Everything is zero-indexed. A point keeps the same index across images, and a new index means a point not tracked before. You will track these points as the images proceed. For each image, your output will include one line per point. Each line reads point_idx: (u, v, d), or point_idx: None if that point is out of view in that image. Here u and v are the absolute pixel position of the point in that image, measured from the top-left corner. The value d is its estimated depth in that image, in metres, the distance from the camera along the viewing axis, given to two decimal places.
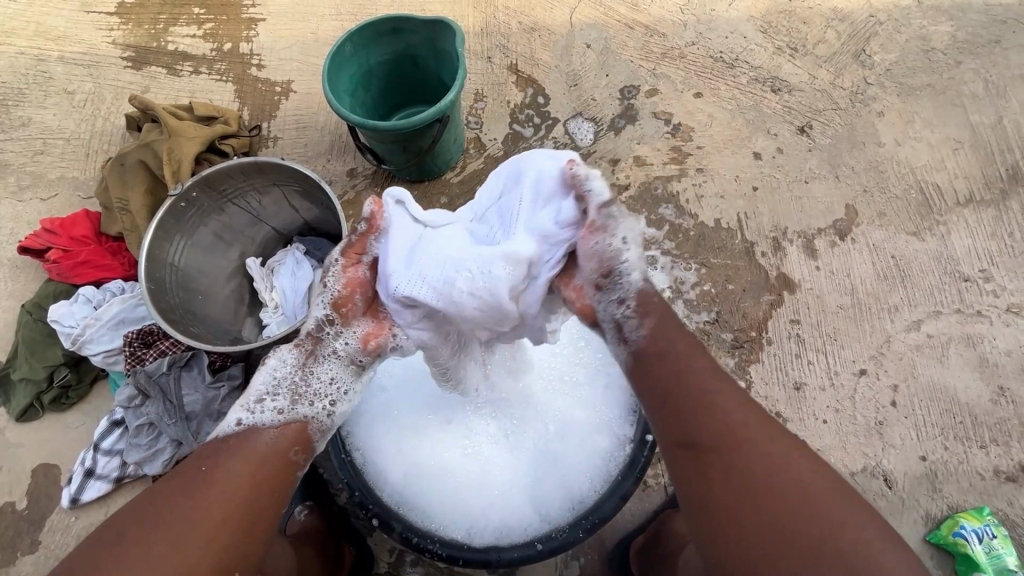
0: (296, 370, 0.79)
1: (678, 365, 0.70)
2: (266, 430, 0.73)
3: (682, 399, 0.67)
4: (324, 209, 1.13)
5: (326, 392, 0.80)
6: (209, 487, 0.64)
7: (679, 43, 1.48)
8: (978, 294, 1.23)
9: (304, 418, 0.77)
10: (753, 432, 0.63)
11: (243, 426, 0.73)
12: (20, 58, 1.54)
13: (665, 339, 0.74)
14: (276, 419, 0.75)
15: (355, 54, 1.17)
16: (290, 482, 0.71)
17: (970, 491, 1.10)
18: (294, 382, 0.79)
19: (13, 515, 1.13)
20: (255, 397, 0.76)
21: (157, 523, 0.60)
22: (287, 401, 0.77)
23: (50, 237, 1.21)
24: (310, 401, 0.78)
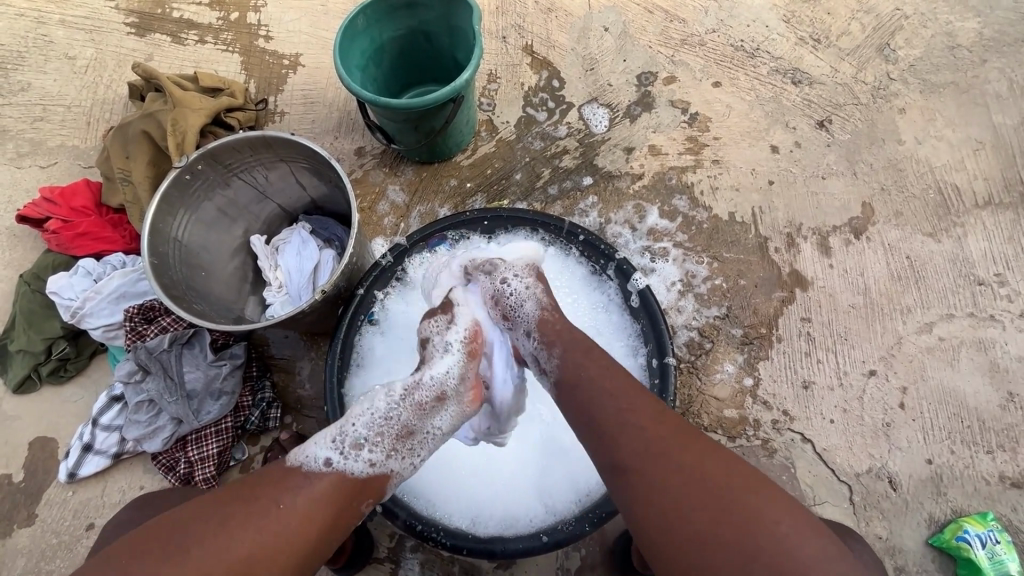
0: (397, 425, 0.80)
1: (605, 384, 0.75)
2: (352, 482, 0.73)
3: (609, 413, 0.71)
4: (331, 187, 1.10)
5: (418, 451, 0.81)
6: (279, 519, 0.65)
7: (699, 30, 1.44)
8: (992, 298, 1.22)
9: (391, 472, 0.78)
10: (678, 436, 0.68)
11: (333, 469, 0.73)
12: (19, 21, 1.48)
13: (573, 353, 0.80)
14: (368, 472, 0.75)
15: (368, 28, 1.13)
16: (349, 525, 0.72)
17: (975, 496, 1.10)
18: (395, 433, 0.79)
19: (10, 486, 1.12)
20: (352, 440, 0.77)
21: (224, 545, 0.62)
22: (381, 455, 0.77)
23: (49, 206, 1.18)
24: (403, 457, 0.79)
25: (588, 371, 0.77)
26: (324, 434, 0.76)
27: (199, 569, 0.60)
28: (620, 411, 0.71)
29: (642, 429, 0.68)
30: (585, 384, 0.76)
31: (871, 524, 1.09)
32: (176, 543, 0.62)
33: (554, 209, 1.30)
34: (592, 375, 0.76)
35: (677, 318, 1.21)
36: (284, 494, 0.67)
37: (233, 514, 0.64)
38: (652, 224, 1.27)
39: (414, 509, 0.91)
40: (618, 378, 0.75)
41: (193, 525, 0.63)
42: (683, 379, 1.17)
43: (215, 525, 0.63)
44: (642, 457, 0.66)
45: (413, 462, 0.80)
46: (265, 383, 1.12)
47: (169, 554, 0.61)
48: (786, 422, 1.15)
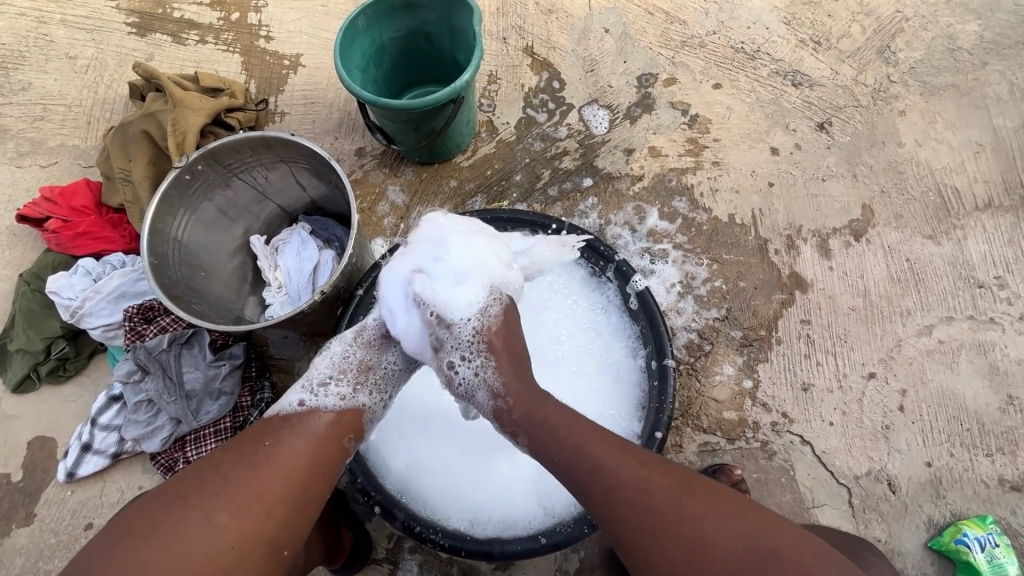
0: (359, 363, 0.83)
1: (588, 459, 0.69)
2: (330, 415, 0.76)
3: (600, 494, 0.68)
4: (331, 187, 1.10)
5: (385, 386, 0.84)
6: (269, 460, 0.68)
7: (699, 31, 1.44)
8: (992, 301, 1.22)
9: (362, 406, 0.80)
10: (679, 502, 0.66)
11: (307, 407, 0.76)
12: (20, 20, 1.49)
13: (541, 433, 0.73)
14: (339, 404, 0.77)
15: (368, 29, 1.13)
16: (341, 462, 0.74)
17: (975, 499, 1.10)
18: (358, 368, 0.82)
19: (9, 486, 1.12)
20: (319, 381, 0.79)
21: (221, 487, 0.64)
22: (349, 387, 0.80)
23: (49, 206, 1.18)
24: (371, 391, 0.82)
25: (569, 444, 0.71)
26: (292, 384, 0.79)
27: (199, 513, 0.62)
28: (612, 491, 0.67)
29: (640, 506, 0.66)
30: (566, 463, 0.70)
31: (871, 526, 1.09)
32: (172, 496, 0.64)
33: (554, 210, 1.30)
34: (574, 449, 0.70)
35: (676, 319, 1.21)
36: (272, 438, 0.70)
37: (226, 461, 0.67)
38: (652, 226, 1.27)
39: (414, 510, 0.92)
40: (599, 443, 0.70)
41: (189, 477, 0.66)
42: (682, 381, 1.17)
43: (209, 474, 0.66)
44: (647, 536, 0.65)
45: (382, 396, 0.84)
46: (265, 383, 1.12)
47: (167, 506, 0.63)
48: (785, 424, 1.15)
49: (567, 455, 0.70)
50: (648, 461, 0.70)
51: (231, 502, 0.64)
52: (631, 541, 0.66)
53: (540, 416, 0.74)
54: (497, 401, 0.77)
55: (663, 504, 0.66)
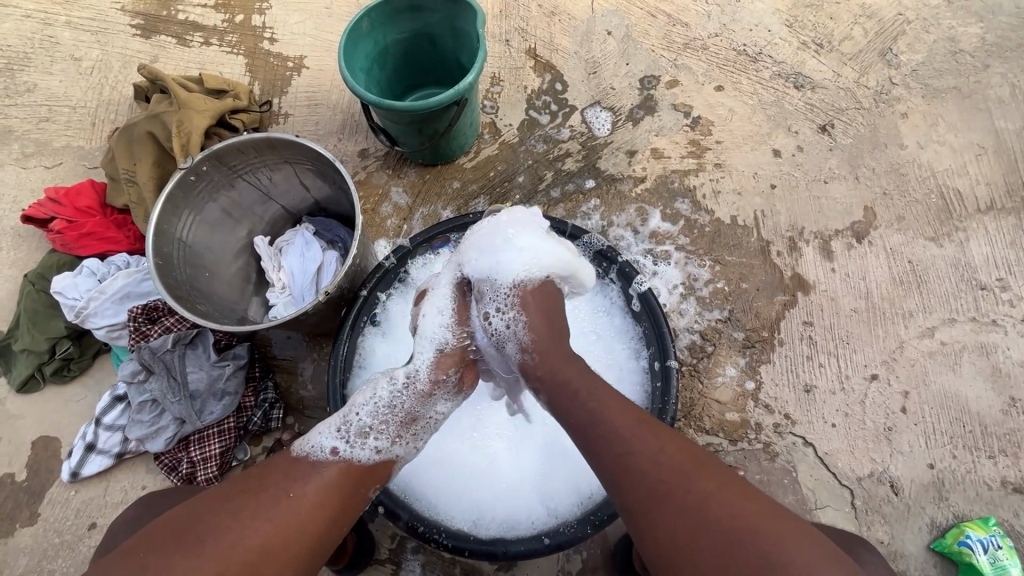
0: (398, 411, 0.82)
1: (602, 423, 0.72)
2: (357, 466, 0.75)
3: (609, 454, 0.70)
4: (335, 188, 1.11)
5: (422, 436, 0.84)
6: (290, 509, 0.67)
7: (701, 34, 1.44)
8: (994, 303, 1.22)
9: (396, 457, 0.80)
10: (681, 465, 0.67)
11: (340, 457, 0.75)
12: (26, 22, 1.49)
13: (564, 392, 0.76)
14: (374, 457, 0.77)
15: (372, 31, 1.14)
16: (355, 516, 0.74)
17: (977, 501, 1.10)
18: (400, 420, 0.82)
19: (12, 486, 1.12)
20: (357, 429, 0.79)
21: (238, 532, 0.64)
22: (387, 441, 0.80)
23: (54, 207, 1.19)
24: (407, 443, 0.82)
25: (586, 406, 0.74)
26: (329, 424, 0.79)
27: (212, 554, 0.61)
28: (621, 455, 0.69)
29: (648, 468, 0.67)
30: (581, 425, 0.73)
31: (873, 528, 1.09)
32: (189, 533, 0.64)
33: (556, 211, 1.30)
34: (590, 412, 0.73)
35: (679, 321, 1.21)
36: (295, 484, 0.70)
37: (246, 504, 0.66)
38: (655, 228, 1.28)
39: (417, 511, 0.92)
40: (616, 410, 0.73)
41: (207, 514, 0.65)
42: (685, 382, 1.17)
43: (228, 514, 0.65)
44: (651, 501, 0.65)
45: (416, 444, 0.84)
46: (268, 384, 1.13)
47: (182, 542, 0.62)
48: (788, 425, 1.15)
49: (579, 412, 0.74)
50: (662, 431, 0.71)
51: (245, 548, 0.63)
52: (634, 506, 0.66)
53: (562, 379, 0.78)
54: (524, 354, 0.83)
55: (665, 467, 0.67)
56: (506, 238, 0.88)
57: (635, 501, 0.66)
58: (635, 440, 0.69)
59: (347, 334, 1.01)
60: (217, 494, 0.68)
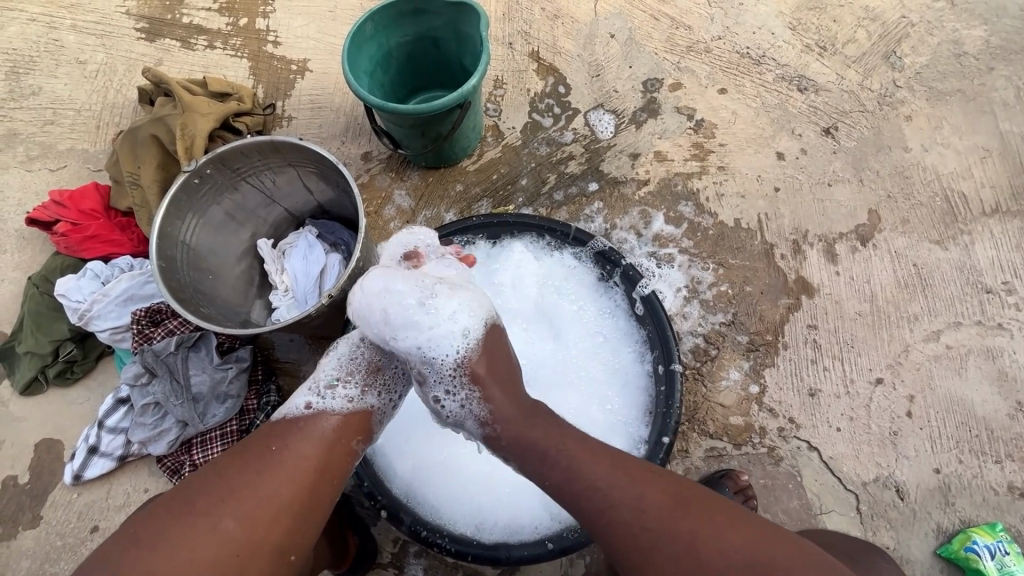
0: (364, 364, 0.83)
1: (582, 479, 0.71)
2: (336, 418, 0.76)
3: (595, 510, 0.70)
4: (338, 191, 1.11)
5: (394, 386, 0.85)
6: (275, 463, 0.69)
7: (704, 37, 1.44)
8: (1000, 307, 1.21)
9: (371, 407, 0.80)
10: (668, 508, 0.67)
11: (313, 410, 0.76)
12: (31, 26, 1.50)
13: (534, 457, 0.74)
14: (346, 406, 0.78)
15: (376, 34, 1.14)
16: (349, 466, 0.75)
17: (984, 506, 1.09)
18: (364, 368, 0.83)
19: (15, 488, 1.12)
20: (325, 382, 0.80)
21: (226, 492, 0.65)
22: (356, 390, 0.80)
23: (59, 209, 1.19)
24: (379, 392, 0.82)
25: (565, 456, 0.73)
26: (299, 386, 0.79)
27: (204, 518, 0.63)
28: (606, 510, 0.69)
29: (634, 522, 0.67)
30: (561, 484, 0.72)
31: (879, 533, 1.08)
32: (180, 501, 0.65)
33: (559, 214, 1.30)
34: (567, 470, 0.72)
35: (682, 324, 1.20)
36: (278, 442, 0.71)
37: (231, 466, 0.68)
38: (658, 230, 1.27)
39: (420, 515, 0.92)
40: (592, 461, 0.72)
41: (196, 481, 0.67)
42: (689, 385, 1.17)
43: (215, 479, 0.67)
44: (644, 552, 0.66)
45: (391, 396, 0.84)
46: (271, 387, 1.12)
47: (176, 511, 0.64)
48: (792, 429, 1.14)
49: (558, 468, 0.72)
50: (641, 474, 0.71)
51: (236, 507, 0.64)
52: (630, 558, 0.67)
53: (530, 443, 0.75)
54: (488, 428, 0.79)
55: (654, 513, 0.67)
56: (436, 313, 0.81)
57: (630, 552, 0.67)
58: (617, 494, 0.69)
59: None
60: (209, 464, 0.70)
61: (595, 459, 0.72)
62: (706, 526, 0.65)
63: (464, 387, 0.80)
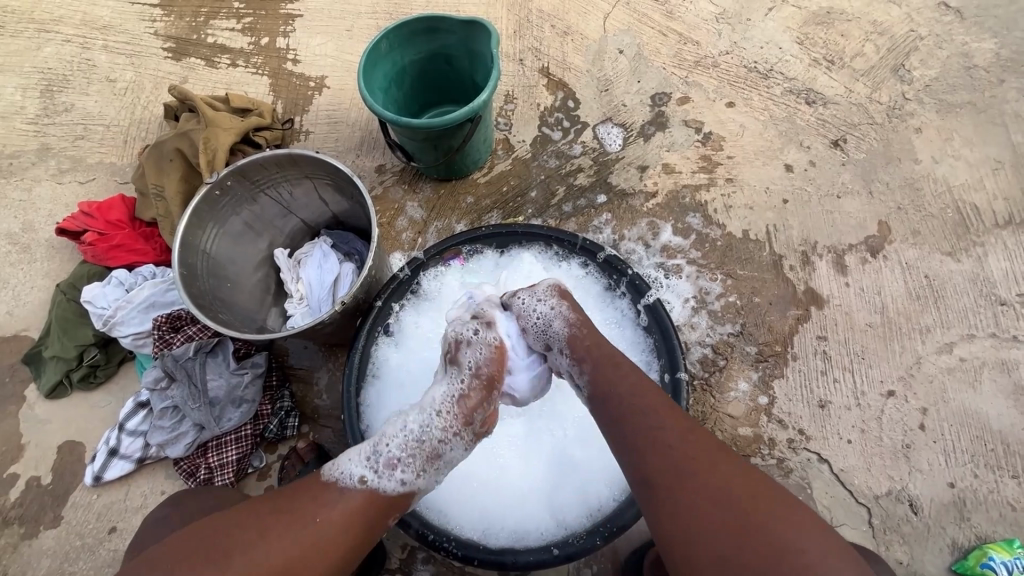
0: (428, 444, 0.81)
1: (631, 402, 0.75)
2: (384, 499, 0.75)
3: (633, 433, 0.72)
4: (353, 203, 1.14)
5: (444, 470, 0.83)
6: (309, 519, 0.68)
7: (712, 51, 1.47)
8: (1015, 319, 1.20)
9: (418, 490, 0.79)
10: (699, 458, 0.67)
11: (367, 486, 0.75)
12: (66, 46, 1.58)
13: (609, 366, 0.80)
14: (399, 490, 0.76)
15: (391, 52, 1.18)
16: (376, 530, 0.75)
17: (1001, 523, 1.07)
18: (426, 454, 0.80)
19: (38, 489, 1.16)
20: (384, 458, 0.78)
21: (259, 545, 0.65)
22: (412, 474, 0.78)
23: (87, 220, 1.24)
24: (430, 478, 0.81)
25: (624, 386, 0.77)
26: (357, 452, 0.78)
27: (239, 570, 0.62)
28: (642, 437, 0.71)
29: (665, 453, 0.68)
30: (610, 404, 0.76)
31: (892, 548, 1.07)
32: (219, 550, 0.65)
33: (568, 226, 1.32)
34: (618, 395, 0.76)
35: (690, 334, 1.21)
36: (309, 498, 0.71)
37: (274, 517, 0.68)
38: (666, 241, 1.29)
39: (427, 519, 0.93)
40: (643, 396, 0.75)
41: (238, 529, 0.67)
42: (697, 396, 1.17)
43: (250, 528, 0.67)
44: (663, 480, 0.67)
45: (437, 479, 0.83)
46: (285, 392, 1.15)
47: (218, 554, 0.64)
48: (802, 441, 1.13)
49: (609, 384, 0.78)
50: (685, 422, 0.72)
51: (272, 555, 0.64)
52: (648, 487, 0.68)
53: (605, 364, 0.81)
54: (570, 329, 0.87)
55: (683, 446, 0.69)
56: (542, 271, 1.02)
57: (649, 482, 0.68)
58: (662, 428, 0.71)
59: (362, 343, 1.03)
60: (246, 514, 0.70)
61: (646, 394, 0.75)
62: (728, 481, 0.65)
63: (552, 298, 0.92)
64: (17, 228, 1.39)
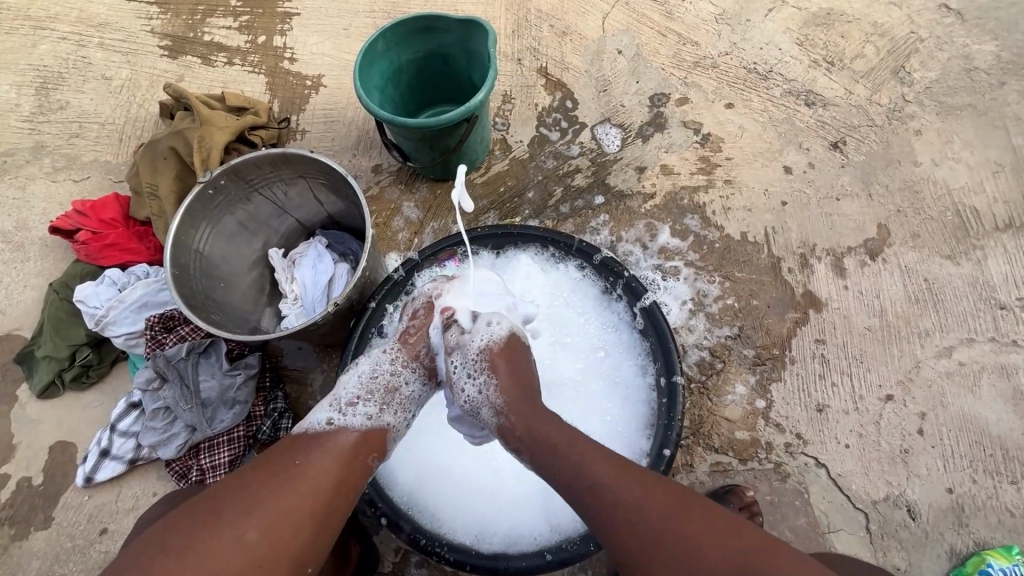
0: (384, 380, 0.86)
1: (585, 476, 0.71)
2: (357, 434, 0.78)
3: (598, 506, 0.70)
4: (348, 203, 1.13)
5: (409, 407, 0.87)
6: (283, 490, 0.68)
7: (711, 52, 1.46)
8: (1014, 323, 1.19)
9: (386, 426, 0.82)
10: (668, 518, 0.66)
11: (335, 426, 0.78)
12: (62, 44, 1.57)
13: (544, 450, 0.76)
14: (365, 423, 0.79)
15: (387, 51, 1.18)
16: (362, 482, 0.75)
17: (999, 529, 1.06)
18: (383, 388, 0.85)
19: (29, 489, 1.15)
20: (346, 400, 0.82)
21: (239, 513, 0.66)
22: (375, 408, 0.82)
23: (81, 218, 1.23)
24: (395, 411, 0.84)
25: (570, 460, 0.73)
26: (321, 403, 0.81)
27: (224, 531, 0.63)
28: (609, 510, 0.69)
29: (635, 523, 0.67)
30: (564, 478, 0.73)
31: (890, 554, 1.06)
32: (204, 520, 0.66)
33: (565, 227, 1.31)
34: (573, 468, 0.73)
35: (688, 337, 1.20)
36: (290, 459, 0.72)
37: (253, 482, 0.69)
38: (663, 243, 1.28)
39: (419, 523, 0.92)
40: (596, 462, 0.72)
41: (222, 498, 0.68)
42: (693, 399, 1.16)
43: (236, 493, 0.68)
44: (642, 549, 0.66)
45: (403, 418, 0.86)
46: (278, 394, 1.14)
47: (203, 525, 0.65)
48: (800, 445, 1.12)
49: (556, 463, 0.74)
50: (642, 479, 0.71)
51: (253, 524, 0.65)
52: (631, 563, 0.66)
53: (542, 436, 0.77)
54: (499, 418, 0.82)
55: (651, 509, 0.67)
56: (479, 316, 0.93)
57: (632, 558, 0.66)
58: (624, 496, 0.69)
59: (355, 346, 1.02)
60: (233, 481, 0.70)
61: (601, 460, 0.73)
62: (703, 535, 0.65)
63: (483, 373, 0.86)
64: (10, 227, 1.38)
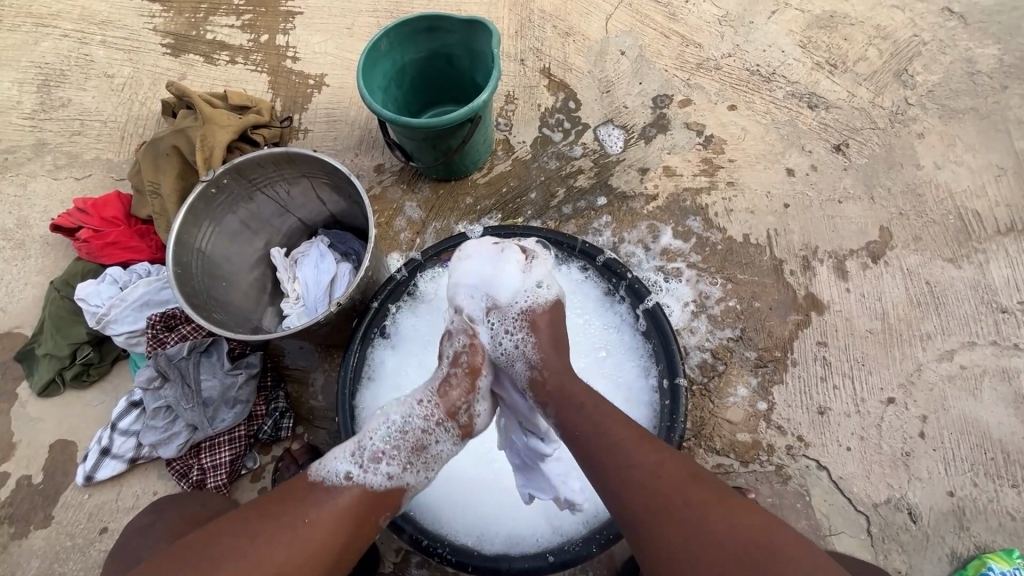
0: (412, 434, 0.83)
1: (603, 435, 0.74)
2: (372, 494, 0.76)
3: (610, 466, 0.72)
4: (350, 202, 1.13)
5: (433, 465, 0.84)
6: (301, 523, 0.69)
7: (714, 54, 1.46)
8: (1016, 327, 1.19)
9: (406, 485, 0.80)
10: (678, 484, 0.68)
11: (354, 482, 0.76)
12: (64, 41, 1.57)
13: (570, 407, 0.80)
14: (384, 483, 0.77)
15: (391, 50, 1.17)
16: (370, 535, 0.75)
17: (1000, 532, 1.06)
18: (410, 445, 0.82)
19: (29, 487, 1.14)
20: (369, 453, 0.80)
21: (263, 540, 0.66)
22: (398, 467, 0.80)
23: (82, 216, 1.23)
24: (418, 470, 0.81)
25: (590, 424, 0.76)
26: (342, 449, 0.80)
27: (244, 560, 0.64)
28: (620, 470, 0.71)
29: (646, 484, 0.68)
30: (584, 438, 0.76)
31: (890, 557, 1.06)
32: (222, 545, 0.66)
33: (567, 228, 1.31)
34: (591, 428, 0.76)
35: (690, 339, 1.20)
36: (308, 511, 0.70)
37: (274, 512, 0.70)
38: (666, 245, 1.28)
39: (421, 523, 0.91)
40: (610, 421, 0.76)
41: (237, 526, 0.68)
42: (695, 401, 1.16)
43: (254, 527, 0.68)
44: (651, 516, 0.66)
45: (426, 474, 0.83)
46: (280, 393, 1.14)
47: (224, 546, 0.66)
48: (801, 448, 1.12)
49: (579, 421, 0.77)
50: (654, 446, 0.73)
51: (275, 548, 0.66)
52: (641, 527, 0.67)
53: (570, 394, 0.81)
54: (533, 371, 0.88)
55: (661, 474, 0.69)
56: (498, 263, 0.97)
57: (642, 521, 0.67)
58: (637, 459, 0.71)
59: (357, 346, 1.02)
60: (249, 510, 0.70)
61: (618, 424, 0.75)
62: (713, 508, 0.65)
63: (522, 330, 0.92)
64: (11, 224, 1.38)
